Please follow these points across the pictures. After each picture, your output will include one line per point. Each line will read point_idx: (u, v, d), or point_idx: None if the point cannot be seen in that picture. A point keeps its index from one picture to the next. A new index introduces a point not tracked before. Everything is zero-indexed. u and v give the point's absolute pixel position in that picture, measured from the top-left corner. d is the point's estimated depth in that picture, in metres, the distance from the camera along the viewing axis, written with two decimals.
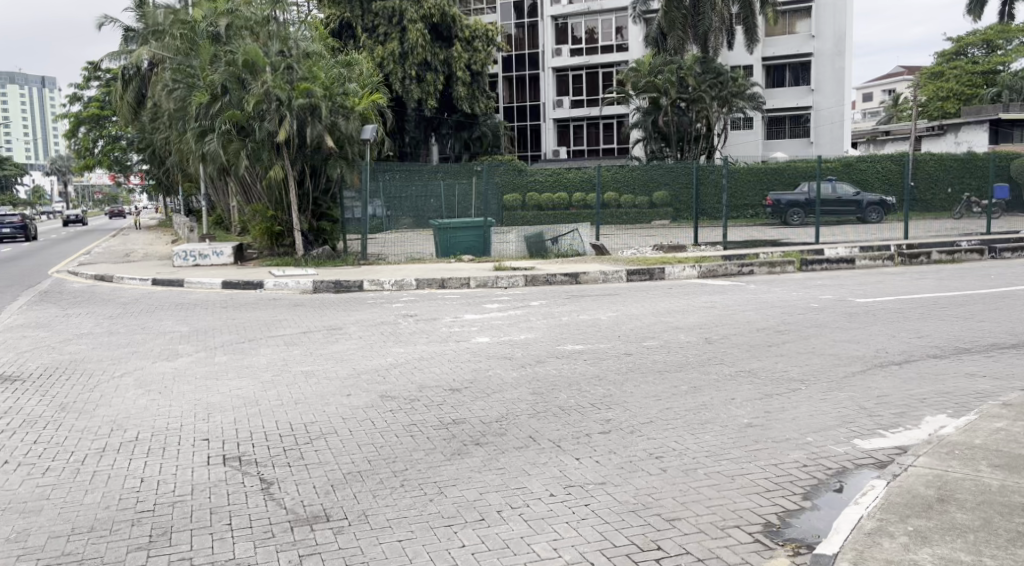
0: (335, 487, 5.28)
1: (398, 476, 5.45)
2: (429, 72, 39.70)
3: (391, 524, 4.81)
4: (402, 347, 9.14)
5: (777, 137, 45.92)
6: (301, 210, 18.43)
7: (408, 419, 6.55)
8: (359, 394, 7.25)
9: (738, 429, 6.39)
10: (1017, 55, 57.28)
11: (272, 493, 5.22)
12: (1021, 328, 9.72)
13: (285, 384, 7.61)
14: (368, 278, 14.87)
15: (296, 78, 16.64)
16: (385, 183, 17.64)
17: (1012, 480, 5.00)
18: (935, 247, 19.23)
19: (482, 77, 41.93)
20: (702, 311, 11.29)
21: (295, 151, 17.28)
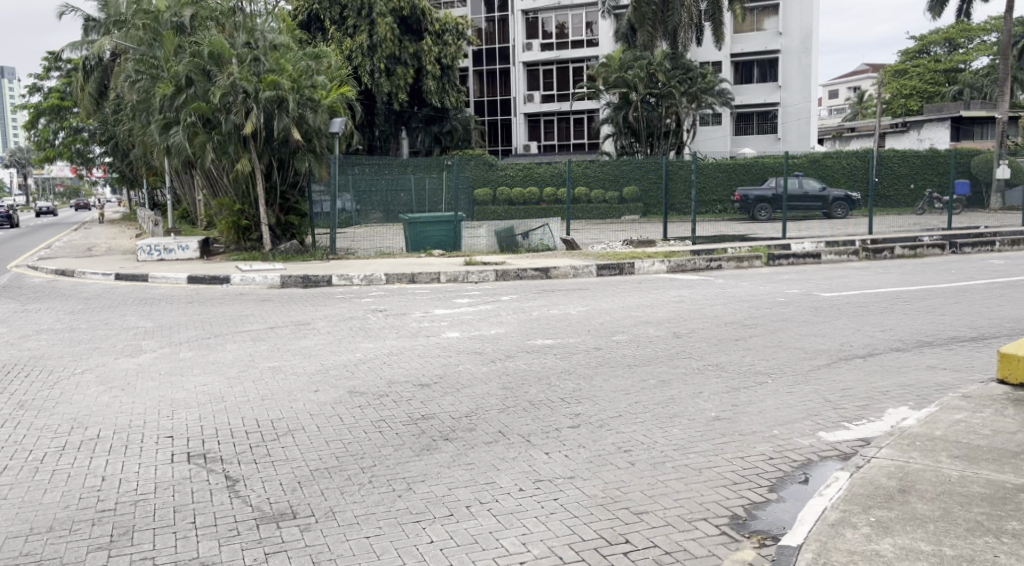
0: (302, 484, 5.29)
1: (366, 472, 5.47)
2: (399, 65, 39.58)
3: (359, 520, 4.83)
4: (372, 342, 9.16)
5: (745, 134, 46.18)
6: (269, 204, 18.27)
7: (376, 415, 6.56)
8: (327, 390, 7.25)
9: (706, 422, 6.47)
10: (977, 54, 58.27)
11: (237, 490, 5.22)
12: (981, 322, 9.90)
13: (252, 380, 7.60)
14: (336, 273, 14.80)
15: (263, 70, 16.58)
16: (354, 176, 17.84)
17: (971, 470, 5.07)
18: (898, 241, 19.52)
19: (453, 70, 41.86)
20: (671, 306, 11.39)
21: (262, 144, 17.18)
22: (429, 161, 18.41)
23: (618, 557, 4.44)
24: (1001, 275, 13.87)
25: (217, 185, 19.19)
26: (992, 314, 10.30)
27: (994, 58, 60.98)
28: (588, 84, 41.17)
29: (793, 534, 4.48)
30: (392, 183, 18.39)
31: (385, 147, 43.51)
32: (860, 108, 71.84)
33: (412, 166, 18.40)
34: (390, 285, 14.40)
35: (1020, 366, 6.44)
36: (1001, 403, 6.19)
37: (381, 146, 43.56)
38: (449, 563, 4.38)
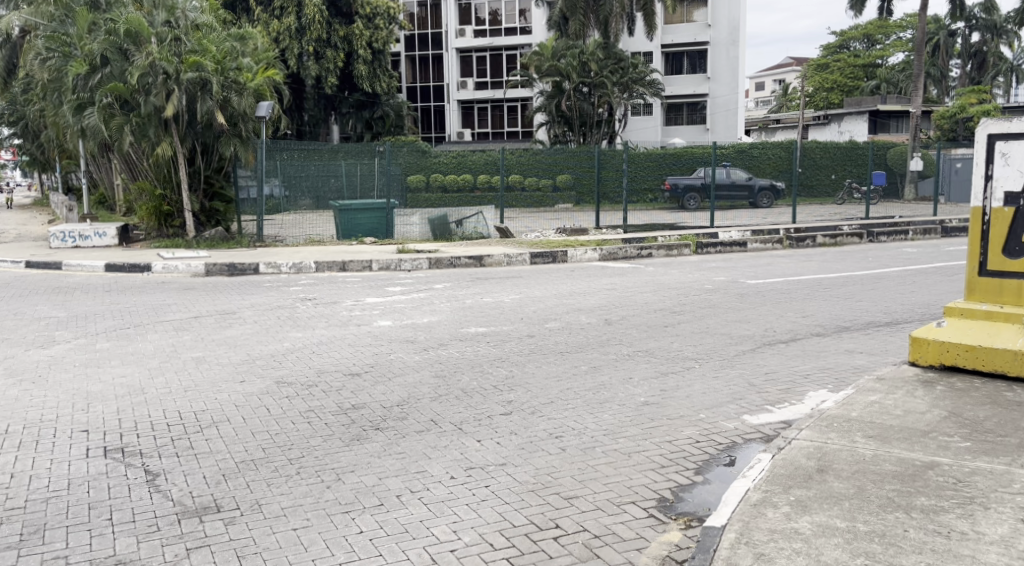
0: (226, 477, 5.27)
1: (294, 464, 5.47)
2: (328, 49, 39.07)
3: (285, 512, 4.84)
4: (301, 331, 9.11)
5: (675, 124, 47.00)
6: (192, 189, 17.90)
7: (305, 406, 6.56)
8: (254, 380, 7.20)
9: (635, 407, 6.62)
10: (895, 50, 60.13)
11: (158, 485, 5.17)
12: (895, 307, 10.29)
13: (175, 371, 7.51)
14: (264, 261, 14.64)
15: (184, 50, 16.23)
16: (281, 162, 17.60)
17: (884, 449, 5.26)
18: (819, 230, 20.13)
19: (385, 55, 41.51)
20: (602, 293, 11.56)
21: (185, 128, 16.81)
22: (360, 148, 18.58)
23: (546, 543, 4.53)
24: (914, 262, 14.44)
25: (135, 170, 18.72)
26: (906, 300, 10.71)
27: (910, 54, 63.12)
28: (522, 72, 41.18)
29: (716, 515, 4.59)
30: (322, 169, 18.07)
31: (315, 132, 43.07)
32: (785, 101, 73.55)
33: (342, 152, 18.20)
34: (319, 273, 14.29)
35: (929, 349, 6.73)
36: (912, 384, 6.45)
37: (311, 131, 43.08)
38: (378, 552, 4.41)
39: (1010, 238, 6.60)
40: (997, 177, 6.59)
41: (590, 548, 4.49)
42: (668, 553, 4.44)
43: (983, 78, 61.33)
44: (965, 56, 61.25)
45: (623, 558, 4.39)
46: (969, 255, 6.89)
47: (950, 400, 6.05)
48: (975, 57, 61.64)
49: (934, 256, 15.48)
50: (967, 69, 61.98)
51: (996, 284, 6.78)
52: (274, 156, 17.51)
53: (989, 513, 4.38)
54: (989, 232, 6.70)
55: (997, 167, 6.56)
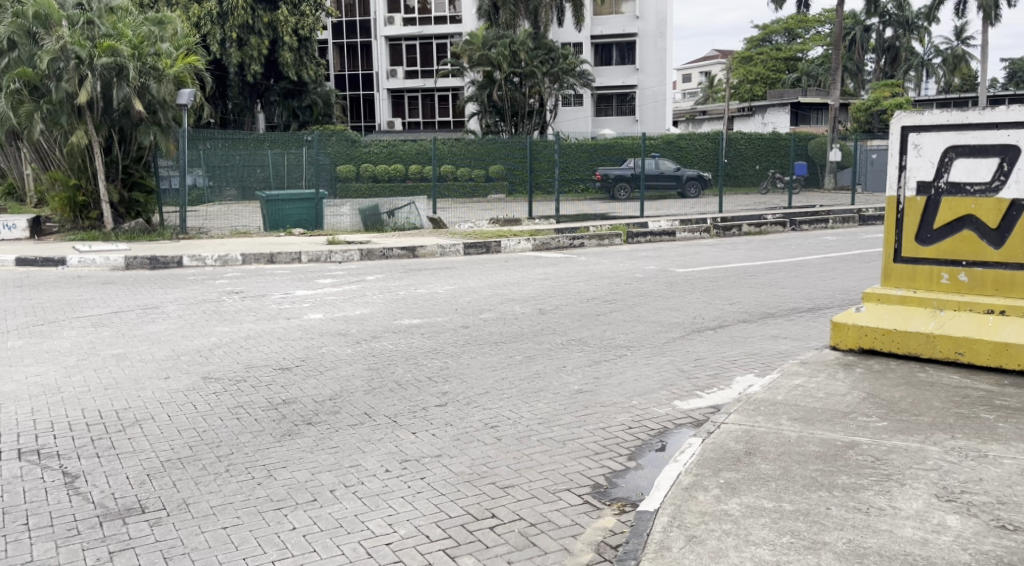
0: (151, 477, 5.22)
1: (223, 461, 5.44)
2: (252, 35, 38.37)
3: (215, 511, 4.82)
4: (228, 325, 9.01)
5: (605, 114, 47.43)
6: (109, 178, 17.24)
7: (234, 402, 6.51)
8: (179, 376, 7.12)
9: (569, 396, 6.74)
10: (814, 44, 61.76)
11: (77, 487, 5.09)
12: (817, 294, 10.63)
13: (94, 369, 7.35)
14: (187, 254, 14.40)
15: (98, 34, 15.62)
16: (205, 152, 17.24)
17: (807, 430, 5.46)
18: (745, 219, 20.61)
19: (311, 42, 40.79)
20: (535, 283, 11.66)
21: (100, 115, 16.34)
22: (286, 137, 18.32)
23: (483, 533, 4.60)
24: (834, 250, 14.94)
25: (42, 160, 17.69)
26: (827, 286, 11.08)
27: (829, 48, 64.94)
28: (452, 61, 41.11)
29: (648, 500, 4.72)
30: (247, 159, 17.99)
31: (240, 122, 42.14)
32: (710, 92, 74.95)
33: (268, 142, 18.12)
34: (246, 265, 14.09)
35: (849, 333, 7.00)
36: (833, 367, 6.70)
37: (235, 120, 42.14)
38: (312, 548, 4.43)
39: (922, 226, 6.90)
40: (911, 167, 6.88)
41: (526, 536, 4.58)
42: (602, 538, 4.55)
43: (896, 72, 63.53)
44: (879, 51, 63.35)
45: (559, 545, 4.50)
46: (884, 242, 7.18)
47: (868, 382, 6.31)
48: (889, 51, 63.87)
49: (852, 244, 16.01)
50: (881, 64, 63.99)
51: (909, 269, 7.06)
52: (196, 145, 17.03)
53: (904, 490, 4.59)
54: (903, 220, 7.00)
55: (910, 158, 6.86)
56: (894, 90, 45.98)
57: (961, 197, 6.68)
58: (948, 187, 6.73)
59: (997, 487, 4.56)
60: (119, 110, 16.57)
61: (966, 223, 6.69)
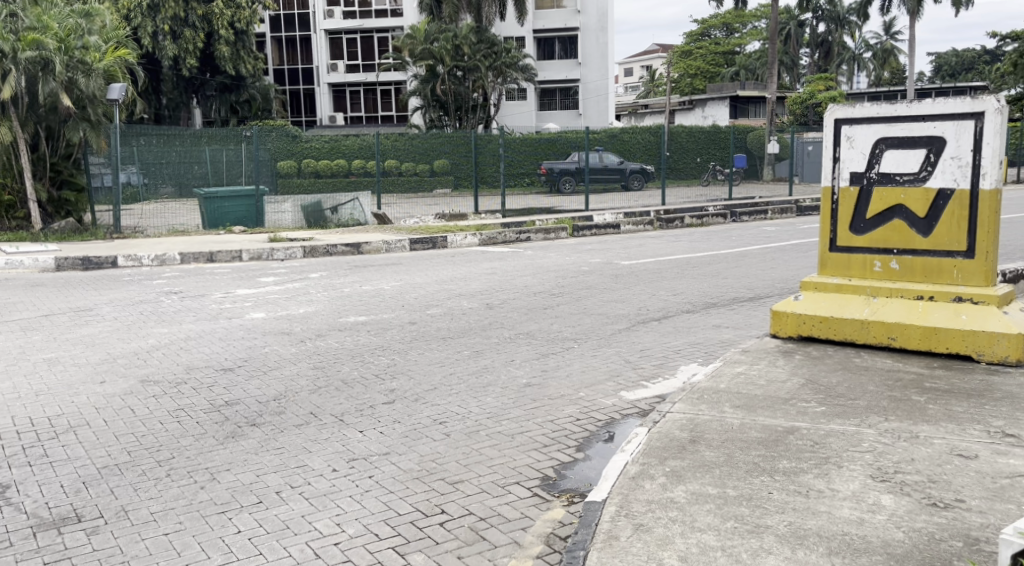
0: (86, 485, 5.14)
1: (163, 466, 5.38)
2: (186, 28, 37.75)
3: (155, 517, 4.76)
4: (166, 326, 8.88)
5: (549, 109, 47.67)
6: (36, 177, 16.57)
7: (174, 404, 6.44)
8: (116, 380, 7.00)
9: (517, 389, 6.79)
10: (751, 38, 62.88)
11: (9, 497, 4.99)
12: (757, 283, 10.84)
13: (24, 375, 7.19)
14: (122, 253, 14.13)
15: (22, 27, 15.30)
16: (138, 149, 17.10)
17: (749, 418, 5.58)
18: (687, 211, 20.91)
19: (248, 36, 40.08)
20: (482, 278, 11.67)
21: (25, 111, 15.80)
22: (226, 132, 17.86)
23: (432, 529, 4.63)
24: (773, 240, 15.25)
25: None
26: (768, 276, 11.31)
27: (765, 42, 66.13)
28: (394, 55, 40.84)
29: (596, 489, 4.78)
30: (184, 156, 17.73)
31: (175, 116, 41.85)
32: (652, 87, 75.81)
33: (206, 138, 17.78)
34: (184, 264, 13.91)
35: (787, 322, 7.17)
36: (773, 355, 6.86)
37: (171, 115, 41.82)
38: (258, 551, 4.41)
39: (855, 215, 7.10)
40: (844, 159, 7.07)
41: (476, 530, 4.62)
42: (551, 530, 4.61)
43: (830, 66, 65.05)
44: (813, 45, 64.82)
45: (508, 538, 4.54)
46: (820, 232, 7.36)
47: (807, 368, 6.48)
48: (821, 46, 65.60)
49: (790, 234, 16.36)
50: (815, 58, 65.48)
51: (844, 258, 7.24)
52: (130, 142, 16.89)
53: (842, 472, 4.73)
54: (837, 210, 7.19)
55: (843, 150, 7.06)
56: (827, 83, 47.08)
57: (891, 187, 6.88)
58: (879, 177, 6.92)
59: (928, 467, 4.73)
60: (45, 106, 16.00)
61: (896, 212, 6.89)
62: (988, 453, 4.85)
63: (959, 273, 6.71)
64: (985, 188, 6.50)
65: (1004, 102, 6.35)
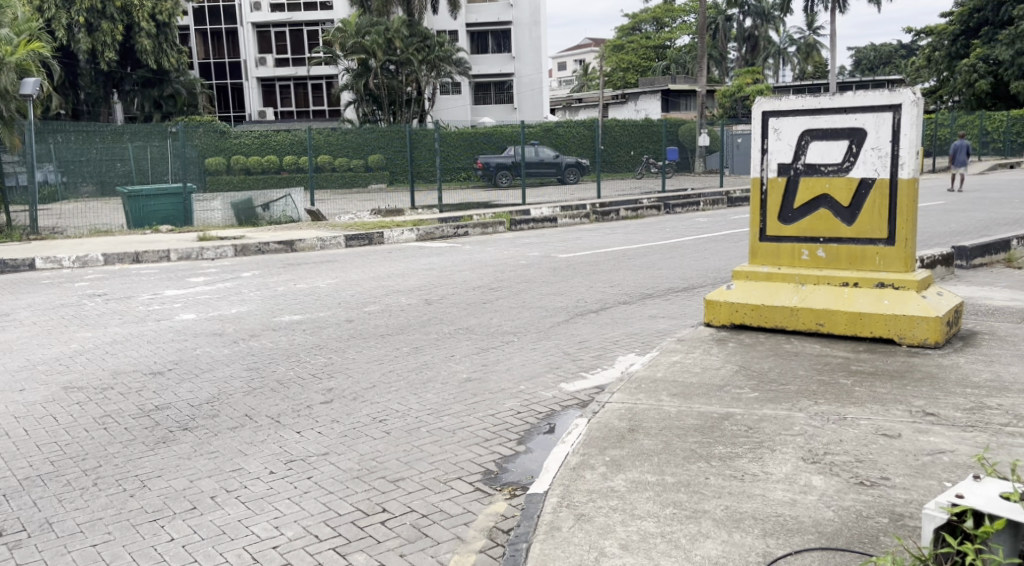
0: (7, 498, 5.01)
1: (90, 475, 5.28)
2: (103, 20, 36.69)
3: (82, 528, 4.68)
4: (90, 330, 8.68)
5: (483, 103, 47.85)
6: None
7: (101, 411, 6.31)
8: (36, 388, 6.83)
9: (458, 384, 6.81)
10: (681, 33, 63.91)
11: None
12: (691, 273, 11.03)
13: None
14: (39, 256, 13.70)
15: None
16: (55, 146, 16.43)
17: (686, 405, 5.70)
18: (622, 203, 21.15)
19: (170, 28, 39.42)
20: (420, 274, 11.65)
21: None
22: (149, 129, 17.53)
23: (374, 528, 4.63)
24: (706, 230, 15.53)
25: None
26: (702, 266, 11.53)
27: (694, 37, 67.19)
28: (325, 49, 40.42)
29: (537, 481, 4.83)
30: (105, 153, 17.29)
31: (94, 112, 41.05)
32: (585, 81, 76.43)
33: (128, 134, 17.33)
34: (109, 266, 13.58)
35: (721, 310, 7.33)
36: (707, 343, 7.00)
37: (89, 110, 40.98)
38: (193, 558, 4.36)
39: (784, 205, 7.28)
40: (772, 151, 7.25)
41: (418, 528, 4.63)
42: (494, 524, 4.65)
43: (757, 60, 66.54)
44: (740, 40, 66.22)
45: (451, 534, 4.57)
46: (750, 222, 7.52)
47: (740, 355, 6.64)
48: (748, 40, 66.82)
49: (721, 224, 16.69)
50: (742, 52, 66.97)
51: (774, 247, 7.41)
52: (45, 139, 16.20)
53: (775, 455, 4.87)
54: (766, 200, 7.36)
55: (770, 141, 7.23)
56: (755, 76, 48.09)
57: (816, 177, 7.07)
58: (805, 167, 7.11)
59: (856, 447, 4.89)
60: None
61: (822, 202, 7.09)
62: (911, 432, 5.04)
63: (881, 260, 6.93)
64: (903, 177, 6.73)
65: (920, 95, 6.60)
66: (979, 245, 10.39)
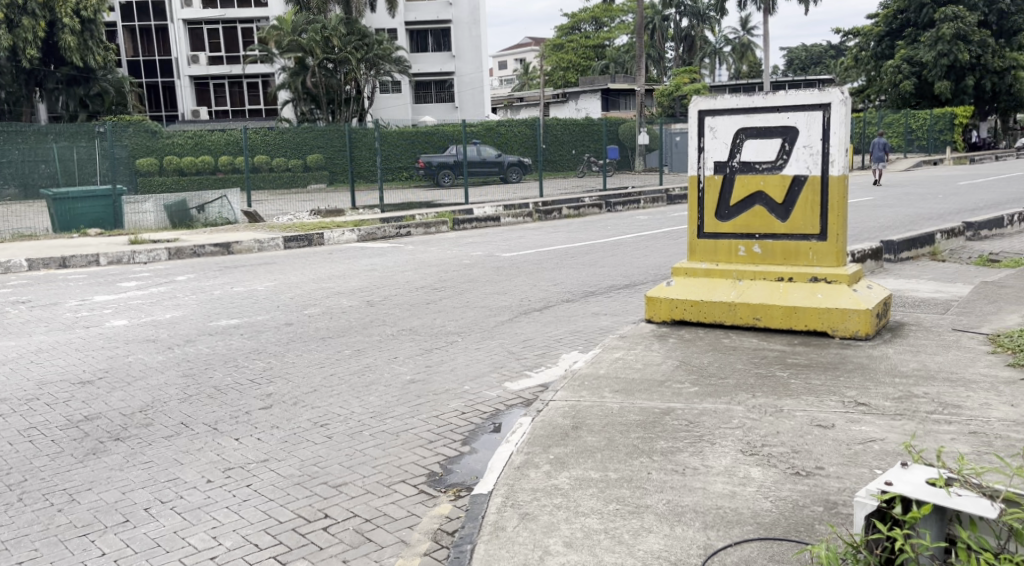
0: None
1: (16, 490, 5.13)
2: (25, 16, 35.57)
3: (8, 546, 4.54)
4: (16, 338, 8.46)
5: (424, 102, 47.82)
6: None
7: (26, 423, 6.14)
8: None
9: (401, 386, 6.78)
10: (619, 33, 64.49)
11: None
12: (632, 270, 11.14)
13: None
14: None
15: None
16: None
17: (628, 401, 5.75)
18: (564, 202, 21.23)
19: (96, 25, 38.58)
20: (362, 275, 11.54)
21: None
22: (74, 129, 17.21)
23: (316, 534, 4.59)
24: (647, 228, 15.70)
25: None
26: (643, 263, 11.64)
27: (633, 36, 67.90)
28: (261, 47, 39.81)
29: (481, 482, 4.82)
30: (29, 155, 17.25)
31: (16, 111, 39.37)
32: (526, 80, 76.68)
33: (52, 134, 17.09)
34: (34, 272, 13.12)
35: (661, 307, 7.39)
36: (649, 339, 7.07)
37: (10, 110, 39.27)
38: None
39: (720, 203, 7.38)
40: (708, 149, 7.35)
41: (361, 533, 4.60)
42: (438, 526, 4.64)
43: (693, 59, 67.46)
44: (677, 40, 67.07)
45: (394, 538, 4.55)
46: (689, 220, 7.60)
47: (681, 350, 6.72)
48: (685, 40, 67.66)
49: (662, 222, 16.86)
50: (679, 52, 67.85)
51: (711, 244, 7.50)
52: None
53: (715, 448, 4.94)
54: (704, 198, 7.47)
55: (706, 140, 7.34)
56: (692, 75, 48.79)
57: (751, 174, 7.19)
58: (740, 165, 7.23)
59: (792, 438, 4.99)
60: None
61: (757, 199, 7.21)
62: (844, 422, 5.15)
63: (814, 255, 7.07)
64: (834, 174, 6.90)
65: (848, 94, 6.77)
66: (906, 239, 10.68)
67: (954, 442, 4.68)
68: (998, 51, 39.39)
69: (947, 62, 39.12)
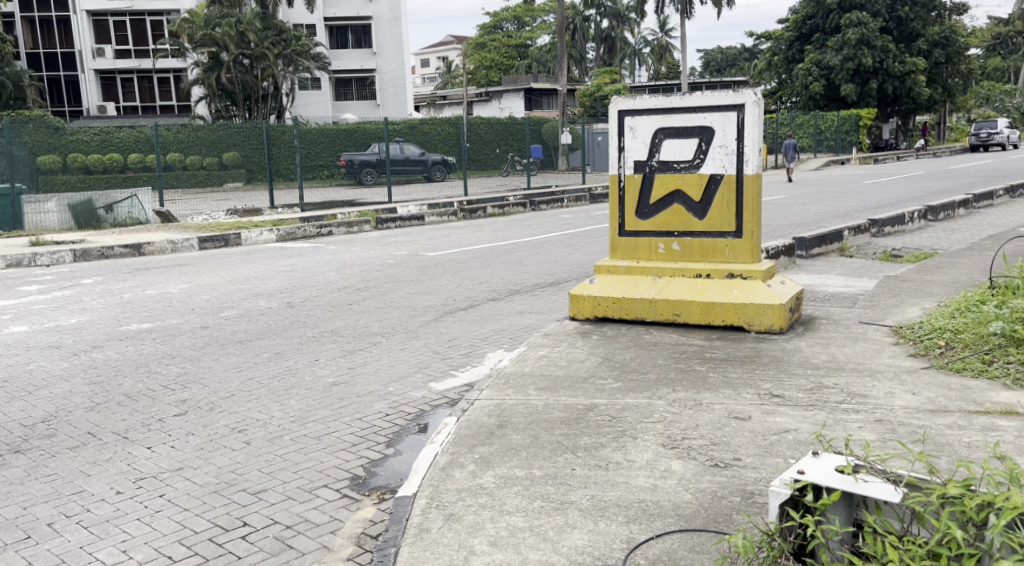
0: None
1: None
2: None
3: None
4: None
5: (345, 99, 47.48)
6: None
7: None
8: None
9: (323, 389, 6.70)
10: (540, 32, 64.85)
11: None
12: (556, 269, 11.20)
13: None
14: None
15: None
16: None
17: (552, 398, 5.80)
18: (487, 200, 21.26)
19: None
20: (281, 277, 11.33)
21: None
22: None
23: (234, 543, 4.51)
24: (569, 226, 15.81)
25: None
26: (566, 261, 11.74)
27: (554, 37, 68.40)
28: (172, 41, 38.85)
29: (406, 483, 4.81)
30: None
31: None
32: (450, 78, 76.51)
33: None
34: None
35: (585, 304, 7.49)
36: (572, 336, 7.14)
37: None
38: None
39: (640, 201, 7.49)
40: (627, 149, 7.45)
41: (281, 540, 4.54)
42: (362, 530, 4.61)
43: (613, 60, 68.37)
44: (597, 40, 67.90)
45: (316, 544, 4.50)
46: (610, 219, 7.69)
47: (603, 347, 6.81)
48: (605, 41, 68.47)
49: (583, 220, 17.00)
50: (599, 53, 68.65)
51: (632, 242, 7.61)
52: None
53: (636, 443, 5.01)
54: (624, 197, 7.56)
55: (626, 140, 7.44)
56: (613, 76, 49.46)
57: (669, 174, 7.32)
58: (659, 164, 7.35)
59: (711, 431, 5.09)
60: None
61: (675, 197, 7.35)
62: (759, 414, 5.29)
63: (730, 252, 7.23)
64: (748, 173, 7.08)
65: (760, 95, 6.94)
66: (816, 235, 11.00)
67: (861, 430, 4.86)
68: (899, 55, 40.94)
69: (852, 66, 40.66)
